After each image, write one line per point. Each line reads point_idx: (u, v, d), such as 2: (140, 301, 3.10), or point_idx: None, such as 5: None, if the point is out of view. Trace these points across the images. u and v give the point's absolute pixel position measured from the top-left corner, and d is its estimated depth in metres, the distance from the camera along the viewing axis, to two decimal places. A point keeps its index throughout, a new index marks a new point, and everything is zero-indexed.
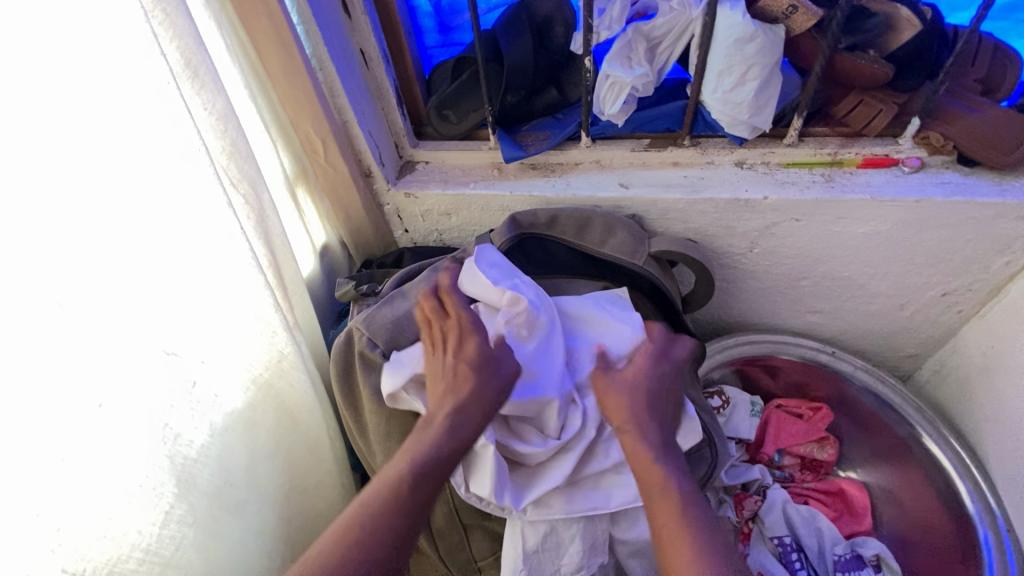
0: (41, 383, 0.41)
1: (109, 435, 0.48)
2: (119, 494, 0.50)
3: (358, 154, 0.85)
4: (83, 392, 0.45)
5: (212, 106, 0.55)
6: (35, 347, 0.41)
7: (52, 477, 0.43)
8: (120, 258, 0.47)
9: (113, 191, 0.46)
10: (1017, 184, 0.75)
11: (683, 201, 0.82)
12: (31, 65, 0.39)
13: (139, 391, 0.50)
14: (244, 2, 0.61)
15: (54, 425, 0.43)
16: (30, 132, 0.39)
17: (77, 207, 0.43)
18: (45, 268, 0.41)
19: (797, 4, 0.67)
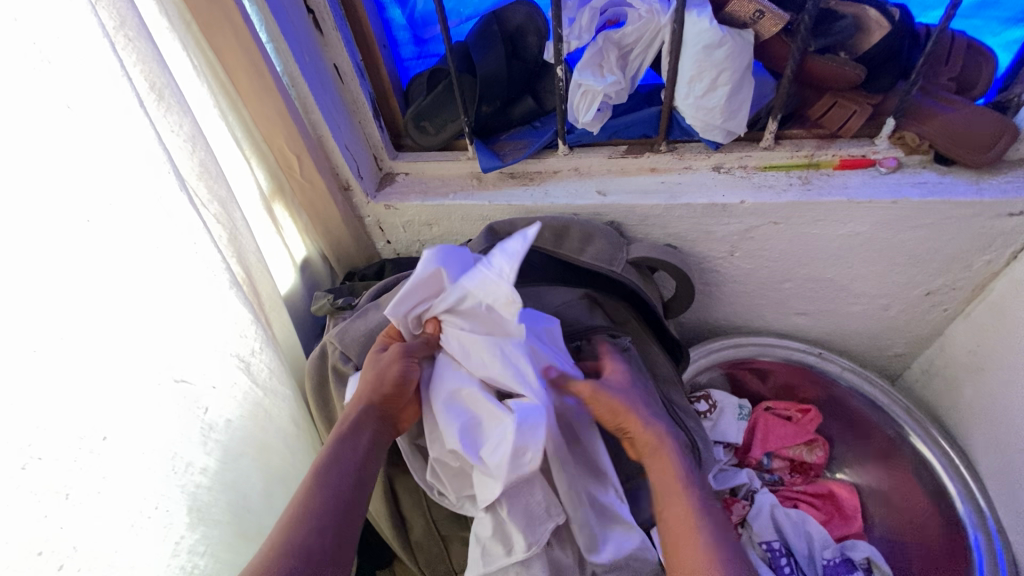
0: (42, 421, 0.42)
1: (114, 470, 0.48)
2: (128, 526, 0.51)
3: (336, 168, 0.85)
4: (87, 428, 0.45)
5: (180, 129, 0.53)
6: (37, 385, 0.41)
7: (57, 513, 0.44)
8: (126, 297, 0.48)
9: (118, 228, 0.47)
10: (994, 183, 0.74)
11: (661, 207, 0.82)
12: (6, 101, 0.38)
13: (145, 423, 0.51)
14: (212, 23, 0.61)
15: (59, 464, 0.44)
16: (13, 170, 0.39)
17: (80, 248, 0.44)
18: (33, 308, 0.40)
19: (763, 8, 0.67)
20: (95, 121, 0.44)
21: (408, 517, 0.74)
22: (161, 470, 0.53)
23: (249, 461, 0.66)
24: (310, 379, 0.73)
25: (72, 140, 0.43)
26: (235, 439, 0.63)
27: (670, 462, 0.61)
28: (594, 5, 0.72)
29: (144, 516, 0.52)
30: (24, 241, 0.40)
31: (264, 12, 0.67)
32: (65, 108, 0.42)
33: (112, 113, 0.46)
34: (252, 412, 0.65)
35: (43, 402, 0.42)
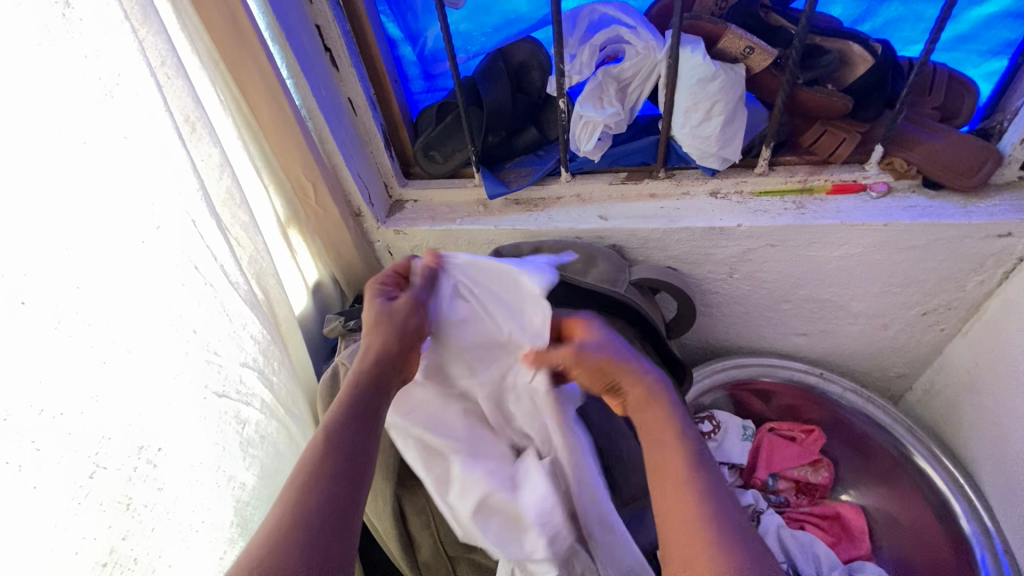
0: (107, 431, 0.45)
1: (168, 480, 0.52)
2: (181, 537, 0.54)
3: (348, 195, 0.89)
4: (144, 439, 0.49)
5: (211, 158, 0.57)
6: (100, 395, 0.45)
7: (117, 521, 0.47)
8: (173, 315, 0.51)
9: (169, 250, 0.51)
10: (981, 206, 0.77)
11: (660, 230, 0.85)
12: (65, 139, 0.42)
13: (193, 435, 0.54)
14: (236, 61, 0.65)
15: (119, 473, 0.47)
16: (68, 199, 0.42)
17: (144, 269, 0.48)
18: (94, 328, 0.44)
19: (753, 45, 0.72)
20: (148, 153, 0.49)
21: (416, 537, 0.74)
22: (208, 483, 0.57)
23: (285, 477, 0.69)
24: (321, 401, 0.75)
25: (127, 166, 0.47)
26: (270, 455, 0.66)
27: (666, 415, 0.57)
28: (594, 42, 0.76)
29: (192, 529, 0.55)
30: (89, 263, 0.43)
31: (286, 51, 0.72)
32: (123, 139, 0.46)
33: (159, 145, 0.50)
34: (282, 431, 0.68)
35: (102, 413, 0.45)
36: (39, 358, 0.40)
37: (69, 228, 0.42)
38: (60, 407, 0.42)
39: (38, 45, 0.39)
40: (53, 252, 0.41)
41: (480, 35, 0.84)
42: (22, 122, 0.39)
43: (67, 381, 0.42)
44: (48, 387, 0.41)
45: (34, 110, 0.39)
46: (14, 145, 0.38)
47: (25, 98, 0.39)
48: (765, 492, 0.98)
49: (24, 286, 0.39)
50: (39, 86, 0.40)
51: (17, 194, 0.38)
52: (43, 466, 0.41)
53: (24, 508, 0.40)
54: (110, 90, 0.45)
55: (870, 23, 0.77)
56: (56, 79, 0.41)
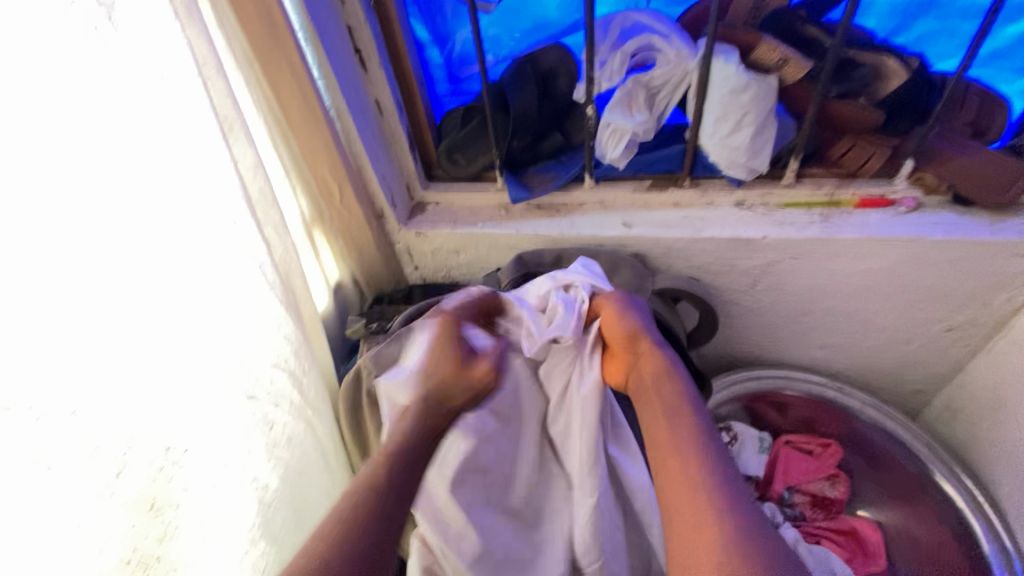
0: (136, 431, 0.45)
1: (194, 482, 0.51)
2: (205, 541, 0.53)
3: (372, 196, 0.89)
4: (172, 440, 0.48)
5: (245, 158, 0.57)
6: (132, 396, 0.44)
7: (145, 524, 0.47)
8: (206, 316, 0.51)
9: (208, 250, 0.51)
10: (1012, 224, 0.76)
11: (685, 239, 0.85)
12: (106, 139, 0.41)
13: (220, 437, 0.54)
14: (270, 62, 0.65)
15: (147, 475, 0.46)
16: (108, 199, 0.41)
17: (180, 269, 0.48)
18: (126, 329, 0.43)
19: (787, 56, 0.71)
20: (189, 154, 0.48)
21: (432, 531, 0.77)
22: (232, 485, 0.56)
23: (307, 479, 0.68)
24: (344, 402, 0.76)
25: (170, 169, 0.47)
26: (294, 456, 0.65)
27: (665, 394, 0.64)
28: (625, 49, 0.75)
29: (214, 531, 0.54)
30: (128, 263, 0.43)
31: (319, 52, 0.72)
32: (166, 139, 0.46)
33: (200, 146, 0.50)
34: (308, 432, 0.67)
35: (134, 413, 0.45)
36: (73, 357, 0.39)
37: (109, 229, 0.41)
38: (93, 408, 0.41)
39: (86, 45, 0.39)
40: (93, 253, 0.40)
41: (509, 39, 0.83)
42: (68, 120, 0.38)
43: (101, 382, 0.42)
44: (83, 387, 0.40)
45: (80, 110, 0.39)
46: (57, 147, 0.38)
47: (70, 98, 0.38)
48: (781, 505, 0.97)
49: (63, 287, 0.38)
50: (84, 83, 0.39)
51: (68, 196, 0.38)
52: (73, 466, 0.40)
53: (52, 508, 0.39)
54: (155, 89, 0.44)
55: (904, 36, 0.76)
56: (101, 76, 0.40)
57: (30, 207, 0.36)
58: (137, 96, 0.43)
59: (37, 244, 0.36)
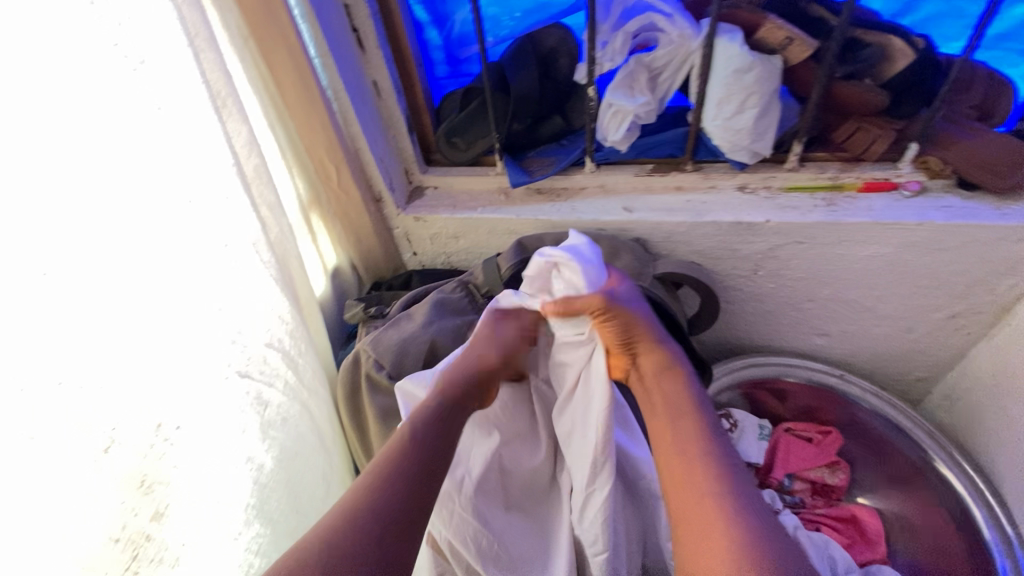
0: (126, 407, 0.44)
1: (186, 460, 0.50)
2: (198, 520, 0.52)
3: (370, 179, 0.88)
4: (162, 417, 0.48)
5: (238, 135, 0.55)
6: (121, 370, 0.43)
7: (136, 500, 0.46)
8: (197, 292, 0.50)
9: (200, 224, 0.49)
10: (1017, 209, 0.75)
11: (686, 224, 0.84)
12: (94, 106, 0.40)
13: (213, 416, 0.53)
14: (265, 39, 0.64)
15: (138, 452, 0.46)
16: (96, 168, 0.40)
17: (170, 243, 0.47)
18: (115, 302, 0.42)
19: (793, 35, 0.70)
20: (179, 124, 0.47)
21: None
22: (226, 465, 0.55)
23: (302, 461, 0.67)
24: (342, 385, 0.75)
25: (160, 139, 0.45)
26: (289, 438, 0.64)
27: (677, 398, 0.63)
28: (627, 29, 0.74)
29: (208, 511, 0.53)
30: (116, 235, 0.42)
31: (315, 30, 0.70)
32: (156, 109, 0.45)
33: (191, 117, 0.48)
34: (304, 414, 0.67)
35: (123, 388, 0.44)
36: (61, 329, 0.38)
37: (81, 191, 0.39)
38: (81, 381, 0.40)
39: (71, 6, 0.37)
40: (66, 219, 0.38)
41: (508, 20, 0.81)
42: (54, 85, 0.37)
43: (88, 355, 0.41)
44: (70, 360, 0.39)
45: (62, 71, 0.37)
46: (37, 109, 0.36)
47: (54, 57, 0.37)
48: (780, 493, 0.97)
49: (46, 257, 0.37)
50: (72, 47, 0.38)
51: (56, 167, 0.37)
52: (61, 440, 0.39)
53: (39, 481, 0.38)
54: (143, 56, 0.43)
55: (912, 15, 0.74)
56: (89, 41, 0.39)
57: (18, 175, 0.35)
58: (124, 63, 0.42)
59: (18, 211, 0.35)
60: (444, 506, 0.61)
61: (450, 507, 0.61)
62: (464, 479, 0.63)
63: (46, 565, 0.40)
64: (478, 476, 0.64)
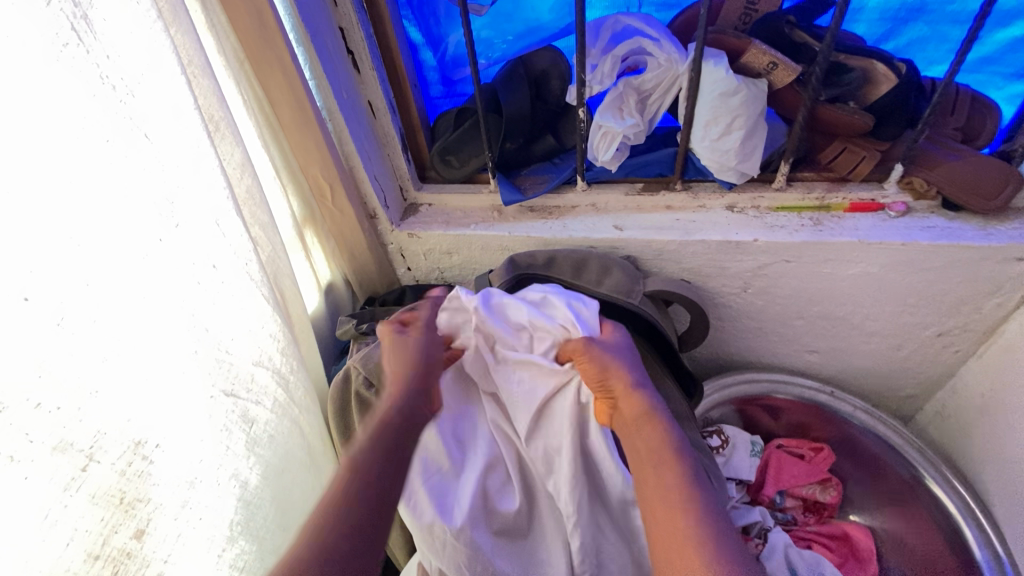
0: (105, 424, 0.43)
1: (166, 477, 0.49)
2: (176, 538, 0.50)
3: (364, 196, 0.89)
4: (142, 435, 0.46)
5: (231, 157, 0.57)
6: (101, 391, 0.42)
7: (114, 520, 0.44)
8: (179, 309, 0.49)
9: (187, 246, 0.50)
10: (1001, 229, 0.76)
11: (676, 242, 0.85)
12: (77, 130, 0.40)
13: (196, 433, 0.52)
14: (261, 62, 0.66)
15: (116, 471, 0.44)
16: (81, 189, 0.40)
17: (154, 261, 0.47)
18: (99, 321, 0.42)
19: (777, 60, 0.71)
20: (166, 149, 0.48)
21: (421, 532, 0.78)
22: (209, 482, 0.54)
23: (290, 478, 0.67)
24: (333, 402, 0.75)
25: (147, 164, 0.46)
26: (277, 455, 0.64)
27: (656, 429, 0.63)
28: (615, 53, 0.76)
29: (190, 527, 0.52)
30: (101, 256, 0.42)
31: (310, 52, 0.72)
32: (143, 137, 0.46)
33: (179, 140, 0.49)
34: (293, 431, 0.67)
35: (104, 407, 0.43)
36: (49, 353, 0.38)
37: (71, 216, 0.40)
38: (59, 401, 0.39)
39: (60, 43, 0.38)
40: (57, 244, 0.39)
41: (501, 42, 0.83)
42: (40, 110, 0.38)
43: (70, 376, 0.40)
44: (51, 383, 0.39)
45: (46, 96, 0.38)
46: (10, 132, 0.36)
47: (38, 84, 0.37)
48: (772, 510, 0.97)
49: (28, 282, 0.37)
50: (56, 72, 0.38)
51: (48, 196, 0.38)
52: (39, 458, 0.38)
53: (13, 501, 0.37)
54: (130, 87, 0.44)
55: (894, 41, 0.76)
56: (71, 67, 0.39)
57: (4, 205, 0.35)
58: (110, 94, 0.42)
59: (12, 240, 0.36)
60: (433, 536, 0.63)
61: (438, 535, 0.63)
62: (454, 506, 0.65)
63: None
64: (467, 502, 0.65)
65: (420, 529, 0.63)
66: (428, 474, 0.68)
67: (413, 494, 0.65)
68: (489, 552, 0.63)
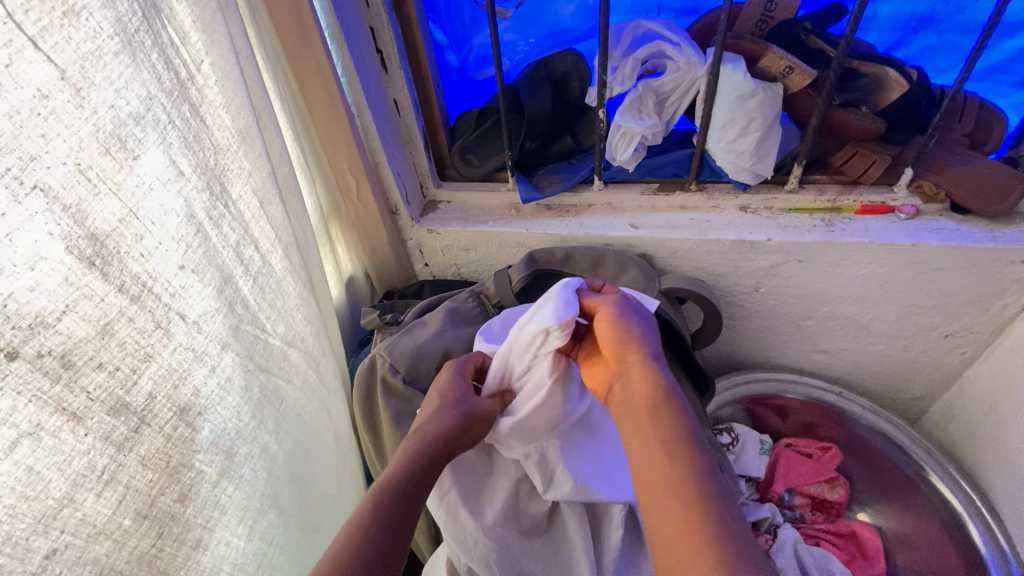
0: (155, 390, 0.44)
1: (204, 446, 0.50)
2: (214, 506, 0.51)
3: (386, 192, 0.91)
4: (187, 402, 0.48)
5: (270, 146, 0.60)
6: (155, 356, 0.44)
7: (160, 483, 0.45)
8: (220, 284, 0.51)
9: (231, 225, 0.52)
10: (1008, 232, 0.79)
11: (691, 241, 0.87)
12: (139, 105, 0.42)
13: (232, 405, 0.53)
14: (298, 58, 0.69)
15: (162, 436, 0.45)
16: (140, 162, 0.42)
17: (203, 235, 0.48)
18: (154, 291, 0.44)
19: (793, 65, 0.74)
20: (214, 131, 0.50)
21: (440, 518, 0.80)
22: (243, 454, 0.55)
23: (313, 460, 0.68)
24: (358, 390, 0.77)
25: (198, 144, 0.48)
26: (302, 434, 0.66)
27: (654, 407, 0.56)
28: (637, 56, 0.79)
29: (227, 496, 0.53)
30: (156, 229, 0.44)
31: (343, 50, 0.74)
32: (196, 118, 0.48)
33: (224, 124, 0.52)
34: (318, 413, 0.69)
35: (155, 373, 0.44)
36: (109, 317, 0.40)
37: (129, 186, 0.41)
38: (117, 363, 0.41)
39: (131, 26, 0.41)
40: (118, 213, 0.40)
41: (524, 44, 0.85)
42: (110, 83, 0.39)
43: (126, 338, 0.41)
44: (111, 345, 0.40)
45: (115, 70, 0.40)
46: (84, 102, 0.37)
47: (113, 60, 0.39)
48: (781, 507, 0.98)
49: (96, 247, 0.39)
50: (122, 48, 0.40)
51: (109, 167, 0.40)
52: (98, 417, 0.40)
53: (75, 456, 0.38)
54: (184, 72, 0.47)
55: (904, 49, 0.79)
56: (133, 48, 0.41)
57: (72, 173, 0.37)
58: (171, 77, 0.45)
59: (84, 203, 0.38)
60: (467, 537, 0.65)
61: (471, 536, 0.64)
62: (485, 505, 0.67)
63: (79, 538, 0.39)
64: (501, 507, 0.67)
65: (453, 527, 0.66)
66: (459, 475, 0.69)
67: (449, 500, 0.67)
68: (517, 550, 0.64)
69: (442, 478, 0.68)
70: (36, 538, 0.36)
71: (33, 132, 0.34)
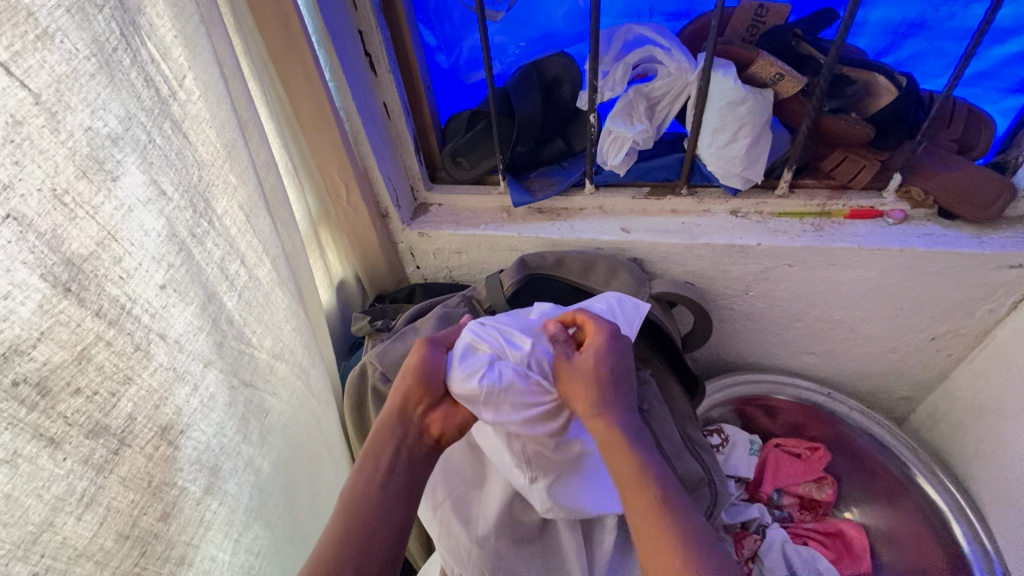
0: (136, 411, 0.44)
1: (187, 463, 0.49)
2: (199, 522, 0.51)
3: (376, 196, 0.91)
4: (168, 421, 0.47)
5: (257, 155, 0.59)
6: (135, 378, 0.44)
7: (143, 503, 0.45)
8: (202, 301, 0.50)
9: (214, 240, 0.52)
10: (994, 237, 0.79)
11: (681, 246, 0.87)
12: (115, 123, 0.41)
13: (215, 420, 0.53)
14: (286, 64, 0.68)
15: (144, 457, 0.45)
16: (117, 183, 0.42)
17: (183, 253, 0.48)
18: (133, 312, 0.43)
19: (783, 73, 0.74)
20: (196, 145, 0.50)
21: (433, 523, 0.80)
22: (229, 468, 0.55)
23: (300, 469, 0.68)
24: (349, 397, 0.77)
25: (178, 160, 0.47)
26: (289, 444, 0.66)
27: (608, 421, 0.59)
28: (627, 61, 0.78)
29: (213, 511, 0.53)
30: (135, 249, 0.43)
31: (331, 54, 0.73)
32: (177, 134, 0.47)
33: (207, 137, 0.51)
34: (305, 422, 0.69)
35: (136, 394, 0.44)
36: (87, 341, 0.40)
37: (105, 207, 0.41)
38: (96, 387, 0.41)
39: (108, 44, 0.40)
40: (95, 236, 0.40)
41: (514, 48, 0.85)
42: (85, 104, 0.39)
43: (105, 360, 0.41)
44: (89, 369, 0.40)
45: (91, 90, 0.39)
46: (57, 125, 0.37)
47: (88, 79, 0.39)
48: (770, 506, 1.00)
49: (72, 272, 0.38)
50: (98, 66, 0.39)
51: (84, 190, 0.39)
52: (77, 442, 0.40)
53: (54, 483, 0.38)
54: (165, 86, 0.46)
55: (894, 55, 0.79)
56: (108, 66, 0.40)
57: (46, 198, 0.36)
58: (150, 92, 0.44)
59: (59, 228, 0.37)
60: (461, 549, 0.66)
61: (464, 547, 0.66)
62: (478, 515, 0.68)
63: (60, 561, 0.39)
64: (493, 519, 0.67)
65: (446, 537, 0.66)
66: (452, 487, 0.70)
67: (441, 511, 0.68)
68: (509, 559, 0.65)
69: (434, 491, 0.70)
70: (15, 564, 0.36)
71: (6, 160, 0.33)
